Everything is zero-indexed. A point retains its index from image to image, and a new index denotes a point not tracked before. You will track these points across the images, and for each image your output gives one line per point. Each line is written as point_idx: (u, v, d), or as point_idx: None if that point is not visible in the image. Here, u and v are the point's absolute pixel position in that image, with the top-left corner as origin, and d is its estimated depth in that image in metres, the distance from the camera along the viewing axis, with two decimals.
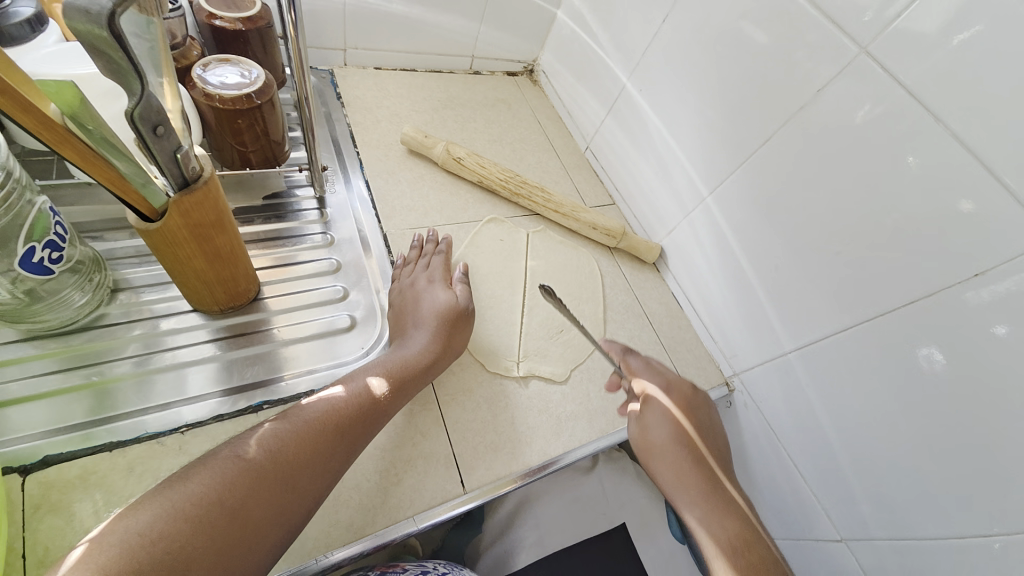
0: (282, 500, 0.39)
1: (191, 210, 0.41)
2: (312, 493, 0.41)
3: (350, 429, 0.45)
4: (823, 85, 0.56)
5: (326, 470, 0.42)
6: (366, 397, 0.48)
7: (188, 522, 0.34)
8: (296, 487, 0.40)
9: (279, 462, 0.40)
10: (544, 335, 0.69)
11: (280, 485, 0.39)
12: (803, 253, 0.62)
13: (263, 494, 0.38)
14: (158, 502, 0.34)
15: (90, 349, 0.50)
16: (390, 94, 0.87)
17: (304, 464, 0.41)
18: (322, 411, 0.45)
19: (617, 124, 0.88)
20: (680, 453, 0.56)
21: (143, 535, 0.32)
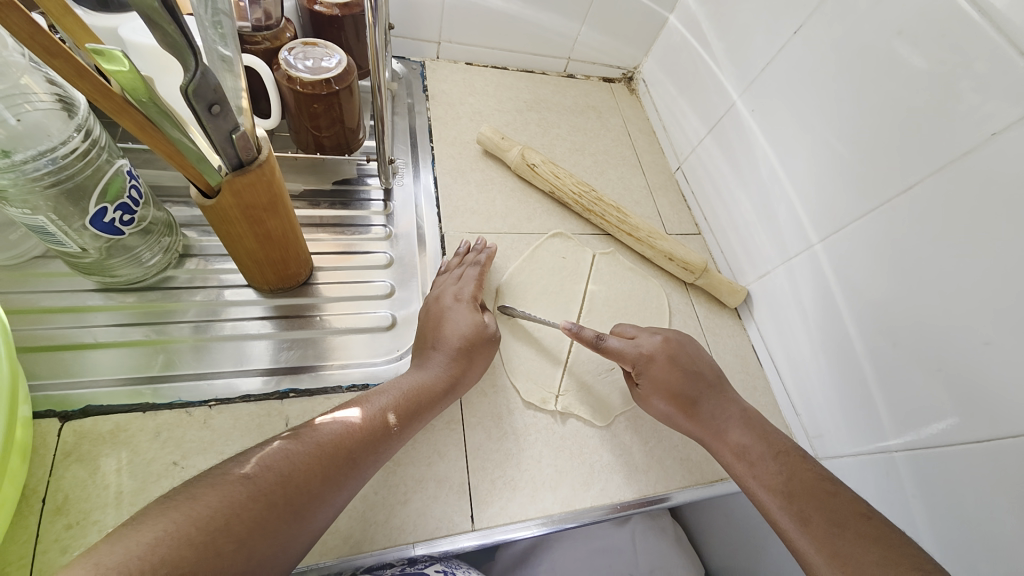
0: (288, 530, 0.35)
1: (243, 190, 0.40)
2: (313, 525, 0.38)
3: (361, 458, 0.42)
4: (995, 129, 0.44)
5: (330, 499, 0.39)
6: (387, 422, 0.45)
7: (195, 549, 0.30)
8: (308, 509, 0.37)
9: (288, 487, 0.37)
10: (592, 369, 0.62)
11: (288, 514, 0.36)
12: (934, 334, 0.49)
13: (270, 525, 0.34)
14: (164, 524, 0.31)
15: (155, 307, 0.53)
16: (476, 91, 0.85)
17: (312, 494, 0.38)
18: (337, 434, 0.41)
19: (717, 146, 0.78)
20: (731, 441, 0.52)
21: (143, 562, 0.28)
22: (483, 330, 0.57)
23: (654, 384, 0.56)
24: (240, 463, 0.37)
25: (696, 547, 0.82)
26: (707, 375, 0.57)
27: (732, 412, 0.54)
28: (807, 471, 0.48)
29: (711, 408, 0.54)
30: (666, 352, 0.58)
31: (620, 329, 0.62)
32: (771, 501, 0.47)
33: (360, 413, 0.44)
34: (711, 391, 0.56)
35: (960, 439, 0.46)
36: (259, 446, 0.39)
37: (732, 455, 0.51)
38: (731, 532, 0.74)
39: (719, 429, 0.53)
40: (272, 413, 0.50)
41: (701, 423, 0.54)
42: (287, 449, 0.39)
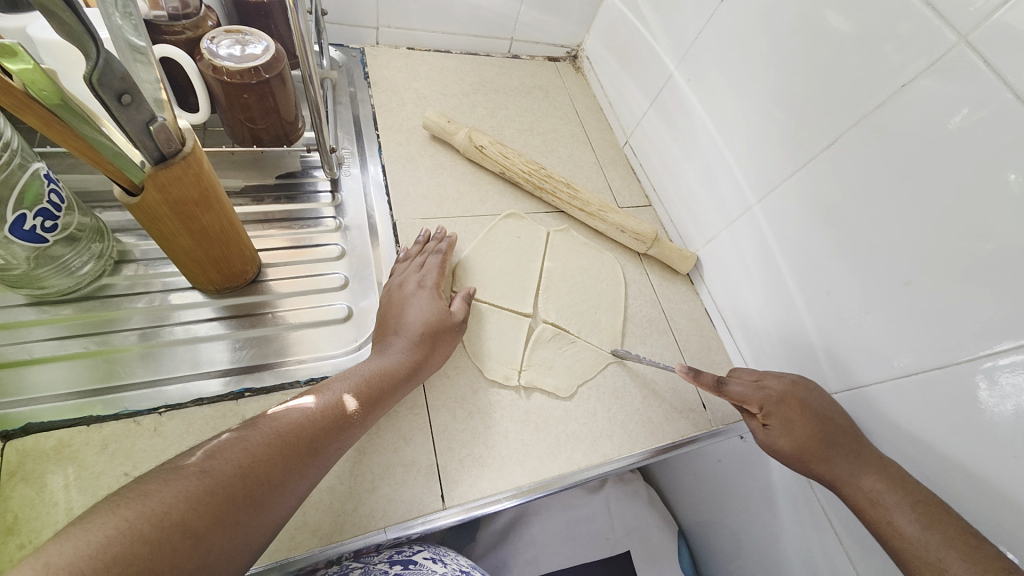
0: (248, 522, 0.35)
1: (169, 185, 0.39)
2: (274, 513, 0.38)
3: (323, 446, 0.42)
4: (908, 79, 0.46)
5: (290, 488, 0.39)
6: (346, 409, 0.45)
7: (149, 547, 0.29)
8: (269, 497, 0.37)
9: (247, 479, 0.36)
10: (553, 343, 0.64)
11: (248, 505, 0.35)
12: (864, 281, 0.52)
13: (229, 517, 0.34)
14: (114, 519, 0.30)
15: (96, 317, 0.51)
16: (420, 76, 0.84)
17: (273, 483, 0.37)
18: (296, 422, 0.41)
19: (660, 118, 0.80)
20: (861, 490, 0.47)
21: (91, 559, 0.27)
22: (449, 319, 0.57)
23: (784, 429, 0.52)
24: (196, 458, 0.36)
25: (667, 506, 0.85)
26: (841, 421, 0.51)
27: (867, 458, 0.48)
28: (944, 520, 0.43)
29: (845, 456, 0.49)
30: (796, 395, 0.53)
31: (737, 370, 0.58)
32: (910, 552, 0.43)
33: (314, 402, 0.44)
34: (848, 437, 0.50)
35: (892, 375, 0.50)
36: (210, 441, 0.37)
37: (867, 504, 0.46)
38: (696, 487, 0.78)
39: (849, 474, 0.48)
40: (228, 414, 0.49)
41: (831, 470, 0.49)
42: (242, 444, 0.38)
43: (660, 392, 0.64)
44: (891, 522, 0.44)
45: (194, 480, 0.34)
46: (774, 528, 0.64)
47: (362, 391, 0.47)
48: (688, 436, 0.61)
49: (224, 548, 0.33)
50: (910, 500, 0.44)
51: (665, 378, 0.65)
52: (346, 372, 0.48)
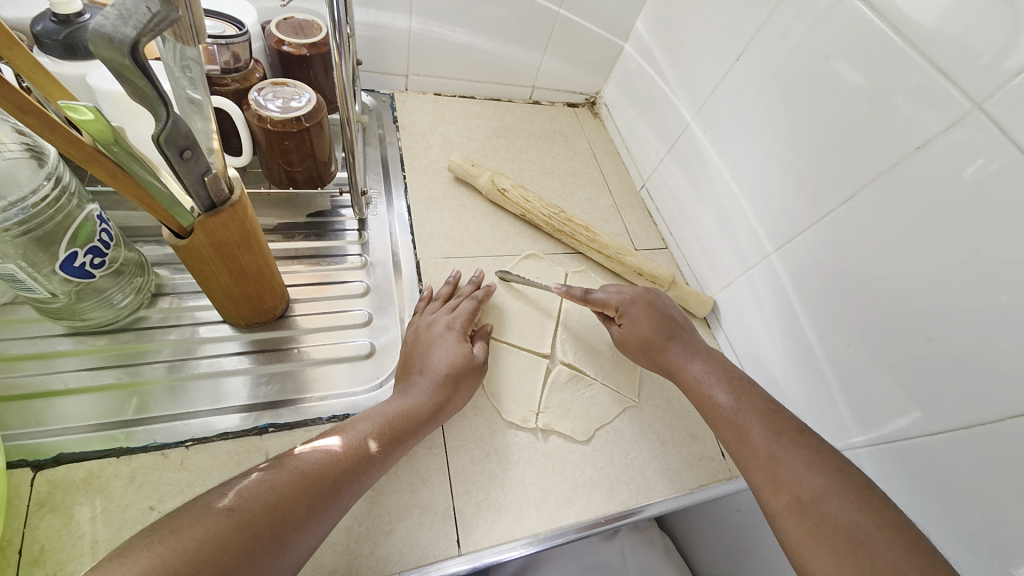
0: (271, 563, 0.35)
1: (215, 230, 0.41)
2: (296, 554, 0.37)
3: (344, 486, 0.42)
4: (923, 139, 0.48)
5: (312, 528, 0.39)
6: (367, 450, 0.45)
7: None
8: (291, 537, 0.37)
9: (273, 519, 0.36)
10: (570, 385, 0.64)
11: (271, 545, 0.35)
12: (885, 333, 0.52)
13: (254, 558, 0.34)
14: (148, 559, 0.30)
15: (129, 349, 0.52)
16: (446, 121, 0.88)
17: (296, 524, 0.38)
18: (320, 461, 0.41)
19: (677, 164, 0.83)
20: (753, 435, 0.50)
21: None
22: (472, 360, 0.58)
23: (633, 321, 0.63)
24: (225, 496, 0.36)
25: (684, 557, 0.82)
26: (679, 319, 0.64)
27: (704, 354, 0.60)
28: (837, 468, 0.46)
29: (678, 348, 0.60)
30: (647, 297, 0.65)
31: (653, 307, 0.64)
32: (734, 433, 0.51)
33: (338, 442, 0.44)
34: (680, 335, 0.62)
35: (918, 431, 0.49)
36: (238, 480, 0.38)
37: (692, 385, 0.57)
38: (715, 539, 0.76)
39: (679, 364, 0.59)
40: (251, 449, 0.50)
41: (665, 359, 0.60)
42: (268, 482, 0.38)
43: (678, 438, 0.63)
44: (732, 411, 0.53)
45: (222, 517, 0.34)
46: None
47: (384, 431, 0.47)
48: (707, 486, 0.60)
49: None
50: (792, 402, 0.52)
51: (682, 424, 0.65)
52: (369, 411, 0.49)
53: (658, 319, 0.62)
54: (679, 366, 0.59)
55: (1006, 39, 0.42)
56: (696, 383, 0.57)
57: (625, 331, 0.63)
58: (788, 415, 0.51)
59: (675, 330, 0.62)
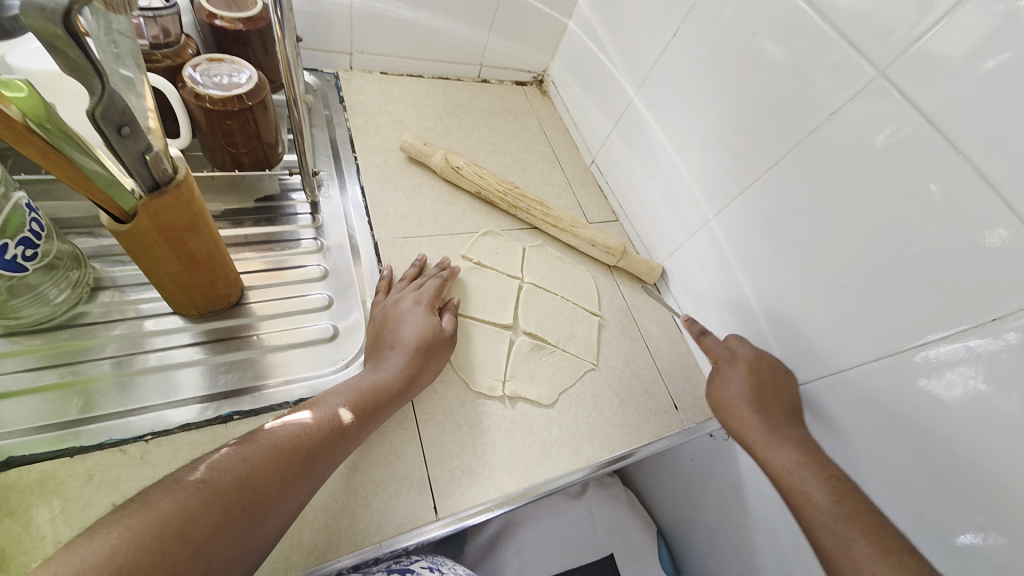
0: (248, 533, 0.35)
1: (161, 212, 0.40)
2: (269, 525, 0.38)
3: (319, 458, 0.42)
4: (840, 105, 0.53)
5: (287, 499, 0.39)
6: (337, 423, 0.45)
7: (151, 556, 0.29)
8: (264, 509, 0.37)
9: (245, 491, 0.36)
10: (534, 354, 0.66)
11: (246, 516, 0.36)
12: (809, 285, 0.59)
13: (229, 527, 0.34)
14: (120, 530, 0.30)
15: (70, 347, 0.50)
16: (394, 101, 0.86)
17: (271, 496, 0.38)
18: (292, 435, 0.42)
19: (623, 140, 0.86)
20: (849, 543, 0.45)
21: (97, 572, 0.27)
22: (442, 334, 0.59)
23: (732, 385, 0.62)
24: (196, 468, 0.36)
25: (645, 507, 0.89)
26: (787, 398, 0.59)
27: (795, 439, 0.55)
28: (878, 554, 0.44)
29: (772, 429, 0.56)
30: (753, 366, 0.62)
31: (761, 377, 0.60)
32: (821, 532, 0.47)
33: (308, 416, 0.44)
34: (781, 418, 0.57)
35: (839, 368, 0.56)
36: (206, 456, 0.38)
37: (781, 470, 0.53)
38: (673, 485, 0.82)
39: (771, 444, 0.55)
40: (216, 438, 0.49)
41: (756, 434, 0.57)
42: (238, 459, 0.38)
43: (635, 396, 0.68)
44: (827, 512, 0.48)
45: (192, 493, 0.34)
46: (744, 519, 0.69)
47: (354, 406, 0.47)
48: (664, 436, 0.65)
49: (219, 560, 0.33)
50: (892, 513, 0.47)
51: (639, 383, 0.69)
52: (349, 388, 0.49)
53: (756, 392, 0.59)
54: (768, 449, 0.55)
55: (907, 11, 0.46)
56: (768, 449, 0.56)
57: (722, 392, 0.63)
58: (895, 531, 0.46)
59: (777, 410, 0.58)
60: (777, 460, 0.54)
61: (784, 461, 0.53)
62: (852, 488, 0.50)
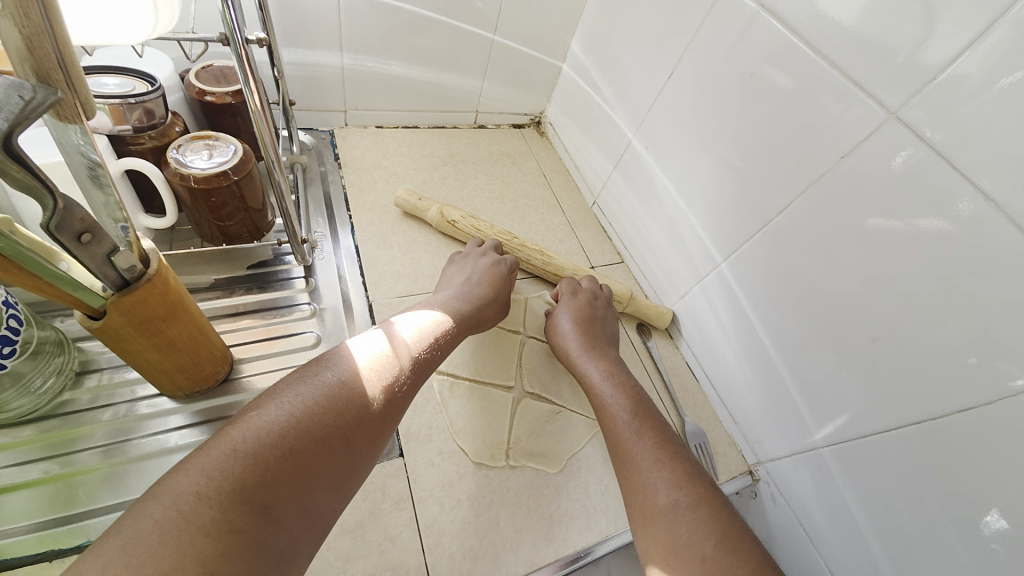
0: (341, 457, 0.37)
1: (133, 308, 0.38)
2: (362, 454, 0.39)
3: (395, 391, 0.43)
4: (850, 145, 0.50)
5: (372, 430, 0.40)
6: (404, 355, 0.46)
7: (240, 486, 0.32)
8: (351, 440, 0.38)
9: (326, 422, 0.37)
10: (539, 416, 0.63)
11: (333, 448, 0.37)
12: (832, 336, 0.54)
13: (314, 458, 0.35)
14: (221, 449, 0.33)
15: (57, 437, 0.48)
16: (390, 155, 0.86)
17: (355, 427, 0.39)
18: (366, 366, 0.43)
19: (623, 180, 0.84)
20: (632, 451, 0.50)
21: (193, 497, 0.30)
22: (490, 282, 0.64)
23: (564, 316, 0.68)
24: (288, 389, 0.39)
25: None
26: (607, 331, 0.67)
27: (613, 367, 0.61)
28: (682, 465, 0.48)
29: (590, 353, 0.63)
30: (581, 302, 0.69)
31: (588, 311, 0.68)
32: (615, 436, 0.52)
33: (379, 346, 0.45)
34: (598, 345, 0.64)
35: (873, 429, 0.50)
36: (295, 381, 0.40)
37: (593, 387, 0.59)
38: None
39: (587, 366, 0.61)
40: None
41: (577, 359, 0.63)
42: (320, 388, 0.39)
43: None
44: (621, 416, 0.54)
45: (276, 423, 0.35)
46: None
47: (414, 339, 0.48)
48: None
49: (309, 489, 0.34)
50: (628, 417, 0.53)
51: None
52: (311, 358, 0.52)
53: (585, 321, 0.66)
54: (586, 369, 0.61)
55: (918, 46, 0.43)
56: (598, 391, 0.58)
57: (555, 323, 0.68)
58: (672, 439, 0.51)
59: (598, 336, 0.65)
60: (592, 377, 0.60)
61: (596, 377, 0.60)
62: (672, 442, 0.51)
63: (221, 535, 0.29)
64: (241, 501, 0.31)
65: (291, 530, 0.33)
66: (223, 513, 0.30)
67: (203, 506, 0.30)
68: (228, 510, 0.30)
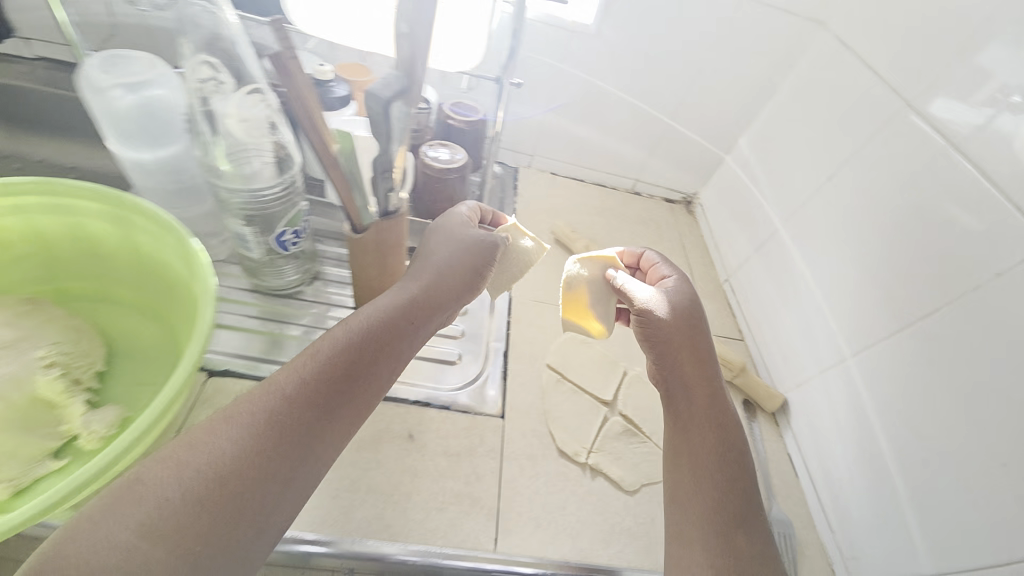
0: (286, 468, 0.37)
1: (385, 230, 0.56)
2: (318, 457, 0.39)
3: (354, 394, 0.42)
4: (1012, 265, 0.49)
5: (329, 436, 0.40)
6: (371, 355, 0.44)
7: (176, 517, 0.32)
8: (298, 449, 0.38)
9: (278, 438, 0.37)
10: (625, 438, 0.67)
11: (280, 460, 0.36)
12: (961, 456, 0.50)
13: (263, 472, 0.36)
14: (155, 478, 0.33)
15: (282, 310, 0.69)
16: (556, 197, 1.03)
17: (308, 435, 0.38)
18: (327, 371, 0.41)
19: (762, 264, 0.88)
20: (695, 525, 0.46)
21: (124, 529, 0.30)
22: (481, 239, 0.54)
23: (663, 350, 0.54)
24: (228, 409, 0.37)
25: None
26: (711, 367, 0.54)
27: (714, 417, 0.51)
28: (748, 561, 0.44)
29: (692, 401, 0.52)
30: (690, 332, 0.54)
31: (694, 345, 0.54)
32: (683, 498, 0.48)
33: (337, 343, 0.43)
34: (700, 389, 0.52)
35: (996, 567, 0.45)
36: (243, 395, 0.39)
37: (675, 435, 0.51)
38: None
39: (686, 417, 0.51)
40: None
41: (674, 398, 0.53)
42: (268, 400, 0.38)
43: None
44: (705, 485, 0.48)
45: (220, 447, 0.35)
46: None
47: (388, 331, 0.45)
48: None
49: (253, 504, 0.35)
50: (716, 490, 0.47)
51: None
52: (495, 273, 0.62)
53: (692, 358, 0.53)
54: (684, 414, 0.51)
55: None
56: (682, 445, 0.50)
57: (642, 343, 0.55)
58: (750, 532, 0.46)
59: (703, 383, 0.53)
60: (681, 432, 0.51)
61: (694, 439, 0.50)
62: (755, 538, 0.45)
63: (156, 565, 0.30)
64: (169, 535, 0.31)
65: (244, 542, 0.34)
66: (159, 545, 0.31)
67: (138, 535, 0.30)
68: (156, 543, 0.31)
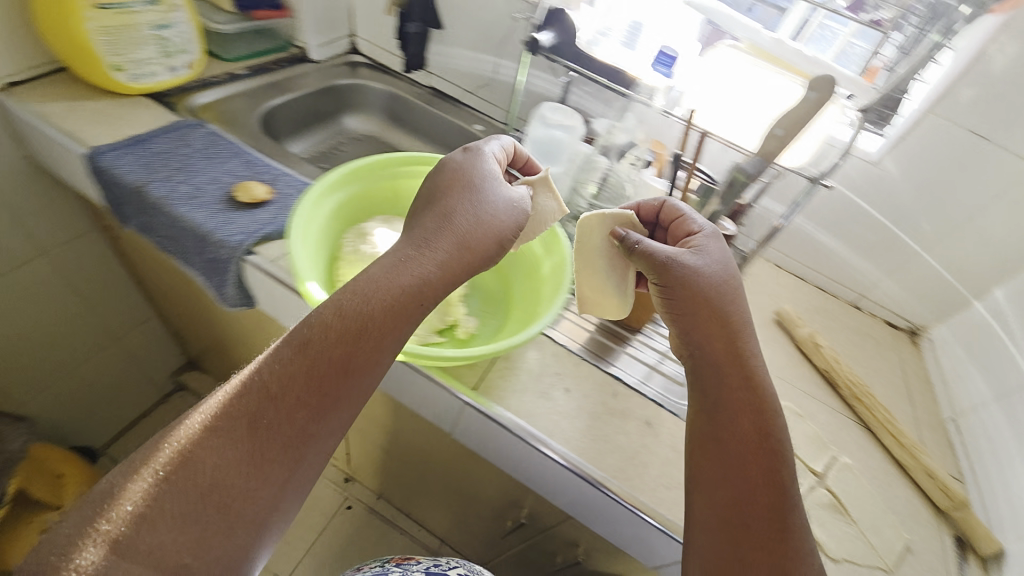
0: (323, 387, 0.50)
1: None
2: (356, 380, 0.52)
3: (385, 330, 0.54)
4: None
5: (363, 363, 0.52)
6: (404, 295, 0.55)
7: (248, 425, 0.47)
8: (335, 370, 0.51)
9: (321, 364, 0.50)
10: (829, 512, 0.72)
11: (322, 380, 0.50)
12: None
13: (316, 387, 0.50)
14: (232, 398, 0.49)
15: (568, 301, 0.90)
16: (779, 287, 1.14)
17: (347, 361, 0.51)
18: (364, 311, 0.53)
19: (1005, 414, 0.85)
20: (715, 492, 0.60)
21: (196, 461, 0.45)
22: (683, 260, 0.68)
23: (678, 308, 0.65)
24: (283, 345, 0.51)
25: None
26: (723, 323, 0.64)
27: (741, 401, 0.62)
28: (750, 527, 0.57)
29: (720, 380, 0.63)
30: (695, 296, 0.65)
31: (699, 309, 0.64)
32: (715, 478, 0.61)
33: (374, 282, 0.55)
34: (716, 368, 0.64)
35: None
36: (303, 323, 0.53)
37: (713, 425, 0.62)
38: None
39: (719, 407, 0.63)
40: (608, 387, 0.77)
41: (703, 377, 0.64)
42: (319, 336, 0.51)
43: None
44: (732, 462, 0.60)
45: (276, 368, 0.50)
46: None
47: (425, 273, 0.57)
48: None
49: (306, 409, 0.49)
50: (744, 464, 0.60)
51: None
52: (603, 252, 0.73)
53: (722, 341, 0.64)
54: (719, 406, 0.63)
55: None
56: (708, 427, 0.63)
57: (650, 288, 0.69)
58: (766, 497, 0.58)
59: (693, 326, 0.64)
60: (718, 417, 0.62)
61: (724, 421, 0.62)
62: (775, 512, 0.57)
63: (239, 452, 0.47)
64: (242, 440, 0.47)
65: (304, 444, 0.49)
66: (242, 444, 0.47)
67: (213, 450, 0.46)
68: (238, 439, 0.47)
